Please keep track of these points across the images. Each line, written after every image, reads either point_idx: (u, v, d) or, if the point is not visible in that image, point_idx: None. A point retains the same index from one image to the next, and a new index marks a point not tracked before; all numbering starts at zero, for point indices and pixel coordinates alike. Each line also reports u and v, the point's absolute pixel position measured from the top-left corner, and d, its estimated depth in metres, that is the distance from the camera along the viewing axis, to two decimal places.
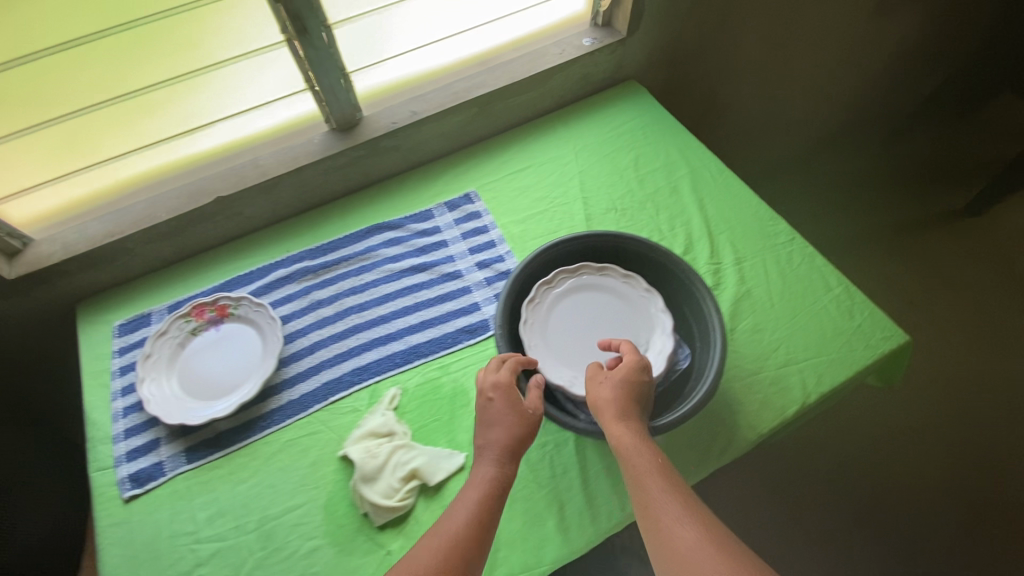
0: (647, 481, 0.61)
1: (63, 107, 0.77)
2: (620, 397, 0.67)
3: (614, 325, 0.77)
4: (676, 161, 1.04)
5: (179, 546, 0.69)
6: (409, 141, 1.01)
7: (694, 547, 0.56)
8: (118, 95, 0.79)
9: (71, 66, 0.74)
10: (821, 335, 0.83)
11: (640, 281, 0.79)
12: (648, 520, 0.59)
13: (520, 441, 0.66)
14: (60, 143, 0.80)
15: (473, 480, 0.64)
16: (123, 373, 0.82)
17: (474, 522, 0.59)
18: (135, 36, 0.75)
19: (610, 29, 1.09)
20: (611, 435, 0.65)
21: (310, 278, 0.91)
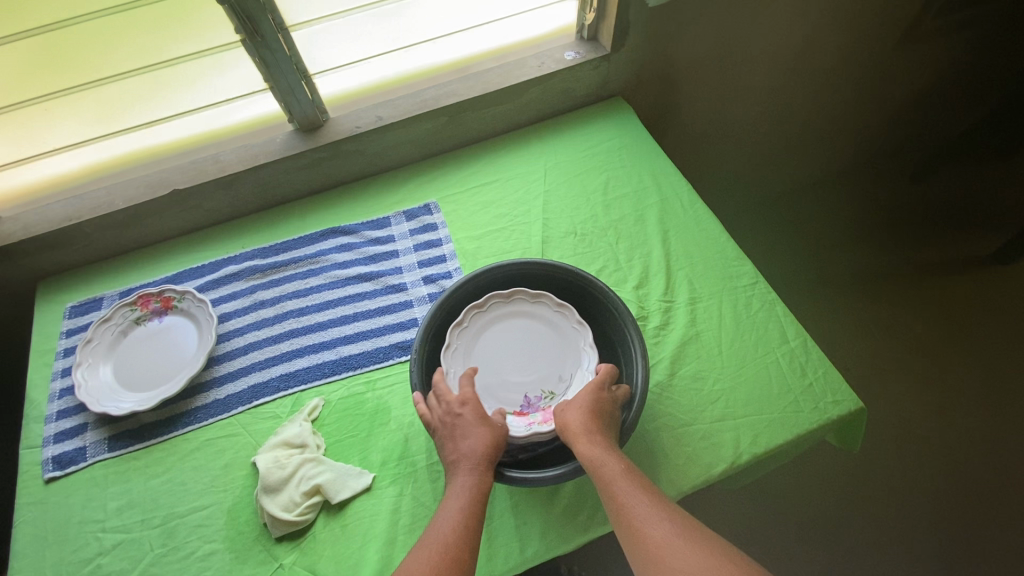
0: (619, 489, 0.60)
1: (22, 92, 0.79)
2: (587, 413, 0.66)
3: (541, 357, 0.75)
4: (648, 187, 0.99)
5: (86, 533, 0.71)
6: (373, 147, 1.00)
7: (673, 546, 0.56)
8: (73, 86, 0.80)
9: (26, 53, 0.75)
10: (766, 391, 0.77)
11: (572, 312, 0.76)
12: (624, 527, 0.59)
13: (498, 447, 0.65)
14: (18, 129, 0.82)
15: (454, 493, 0.62)
16: (66, 355, 0.85)
17: (458, 536, 0.58)
18: (89, 29, 0.76)
19: (595, 44, 1.05)
20: (578, 450, 0.63)
21: (257, 277, 0.92)
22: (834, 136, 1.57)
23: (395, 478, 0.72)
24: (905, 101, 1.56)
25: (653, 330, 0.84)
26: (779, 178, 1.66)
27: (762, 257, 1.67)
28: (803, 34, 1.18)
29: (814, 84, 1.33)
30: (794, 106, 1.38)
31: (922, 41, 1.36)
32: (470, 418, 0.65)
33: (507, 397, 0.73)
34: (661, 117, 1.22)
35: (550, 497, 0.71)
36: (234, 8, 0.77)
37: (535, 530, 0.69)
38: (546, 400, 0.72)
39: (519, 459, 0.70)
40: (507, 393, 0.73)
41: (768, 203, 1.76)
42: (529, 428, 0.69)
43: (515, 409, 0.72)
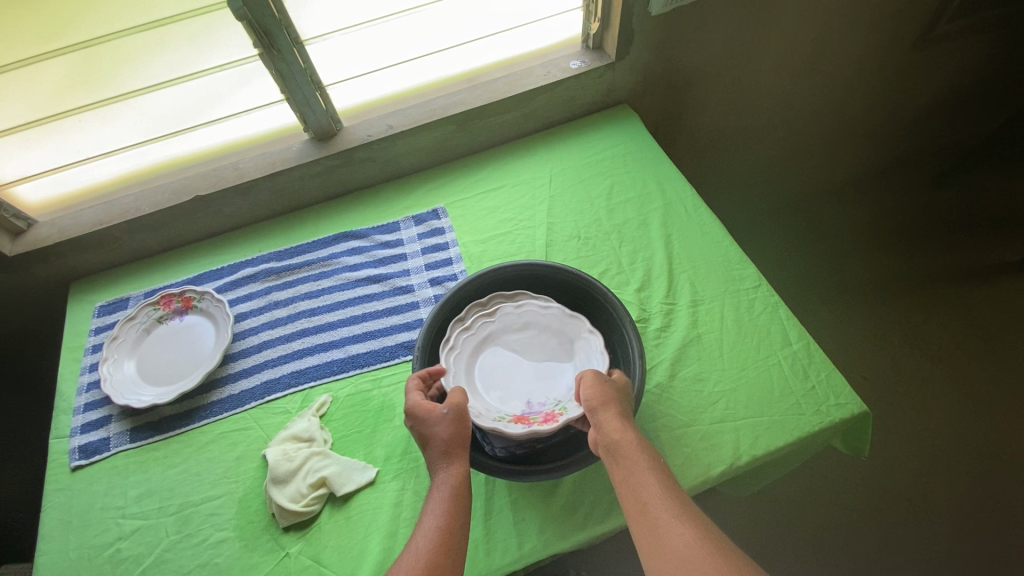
0: (646, 478, 0.62)
1: (54, 105, 0.84)
2: (620, 398, 0.68)
3: (547, 365, 0.77)
4: (652, 193, 1.00)
5: (108, 518, 0.75)
6: (384, 154, 1.04)
7: (692, 543, 0.56)
8: (101, 99, 0.85)
9: (57, 70, 0.81)
10: (767, 393, 0.77)
11: (583, 320, 0.77)
12: (644, 516, 0.59)
13: (457, 437, 0.66)
14: (53, 139, 0.88)
15: (435, 493, 0.64)
16: (94, 351, 0.91)
17: (442, 534, 0.60)
18: (114, 46, 0.80)
19: (600, 53, 1.07)
20: (610, 431, 0.65)
21: (272, 279, 0.97)
22: (849, 141, 1.56)
23: (398, 473, 0.74)
24: (923, 105, 1.53)
25: (654, 332, 0.85)
26: (792, 185, 1.65)
27: (775, 263, 1.66)
28: (813, 39, 1.17)
29: (825, 89, 1.32)
30: (806, 111, 1.37)
31: (939, 44, 1.33)
32: (423, 421, 0.67)
33: (509, 404, 0.73)
34: (668, 125, 1.24)
35: (548, 494, 0.72)
36: (253, 24, 0.81)
37: (533, 526, 0.70)
38: (549, 406, 0.72)
39: (518, 454, 0.71)
40: (509, 399, 0.74)
41: (781, 210, 1.75)
42: (525, 427, 0.68)
43: (516, 412, 0.72)
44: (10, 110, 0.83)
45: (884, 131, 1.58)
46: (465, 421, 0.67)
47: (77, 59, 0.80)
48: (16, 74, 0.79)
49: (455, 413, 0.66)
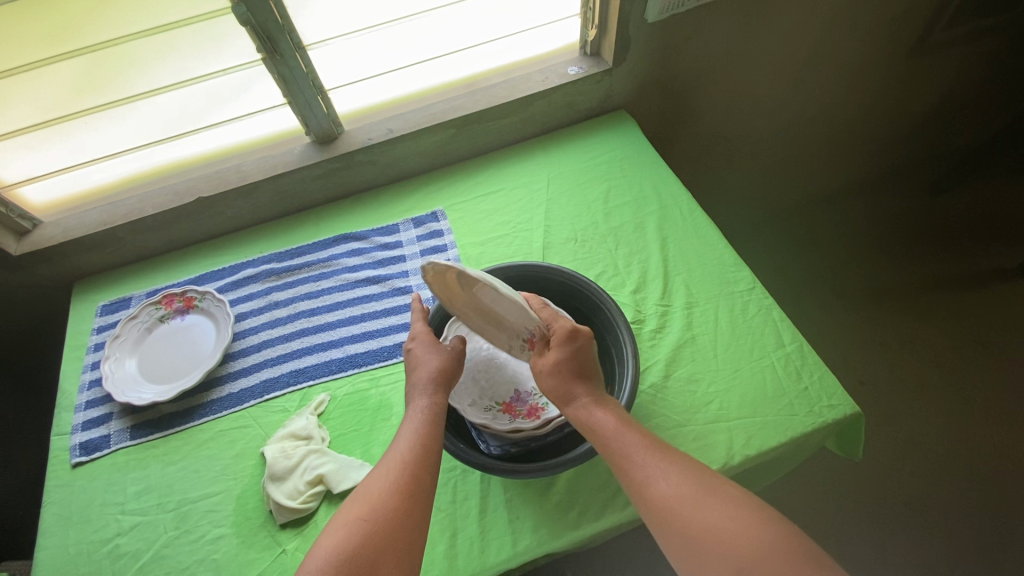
0: (615, 443, 0.62)
1: (62, 107, 0.86)
2: (559, 378, 0.67)
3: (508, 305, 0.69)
4: (648, 196, 1.01)
5: (107, 514, 0.76)
6: (384, 158, 1.05)
7: (682, 497, 0.57)
8: (104, 102, 0.87)
9: (64, 74, 0.82)
10: (760, 394, 0.78)
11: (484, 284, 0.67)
12: (629, 487, 0.60)
13: (446, 371, 0.71)
14: (56, 140, 0.90)
15: (410, 417, 0.67)
16: (97, 349, 0.92)
17: (416, 452, 0.63)
18: (123, 50, 0.82)
19: (598, 59, 1.09)
20: (567, 409, 0.66)
21: (273, 280, 0.98)
22: (845, 147, 1.57)
23: None
24: (920, 111, 1.54)
25: (649, 333, 0.86)
26: (790, 190, 1.66)
27: (773, 268, 1.68)
28: (807, 47, 1.19)
29: (821, 95, 1.34)
30: (802, 117, 1.38)
31: (933, 53, 1.35)
32: (421, 348, 0.73)
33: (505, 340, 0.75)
34: (665, 131, 1.25)
35: (543, 492, 0.73)
36: (256, 28, 0.83)
37: (527, 524, 0.71)
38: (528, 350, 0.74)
39: (513, 453, 0.71)
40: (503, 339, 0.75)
41: (779, 216, 1.76)
42: (538, 420, 0.72)
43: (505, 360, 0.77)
44: (15, 112, 0.84)
45: (881, 137, 1.59)
46: (458, 361, 0.73)
47: (83, 62, 0.82)
48: (21, 76, 0.81)
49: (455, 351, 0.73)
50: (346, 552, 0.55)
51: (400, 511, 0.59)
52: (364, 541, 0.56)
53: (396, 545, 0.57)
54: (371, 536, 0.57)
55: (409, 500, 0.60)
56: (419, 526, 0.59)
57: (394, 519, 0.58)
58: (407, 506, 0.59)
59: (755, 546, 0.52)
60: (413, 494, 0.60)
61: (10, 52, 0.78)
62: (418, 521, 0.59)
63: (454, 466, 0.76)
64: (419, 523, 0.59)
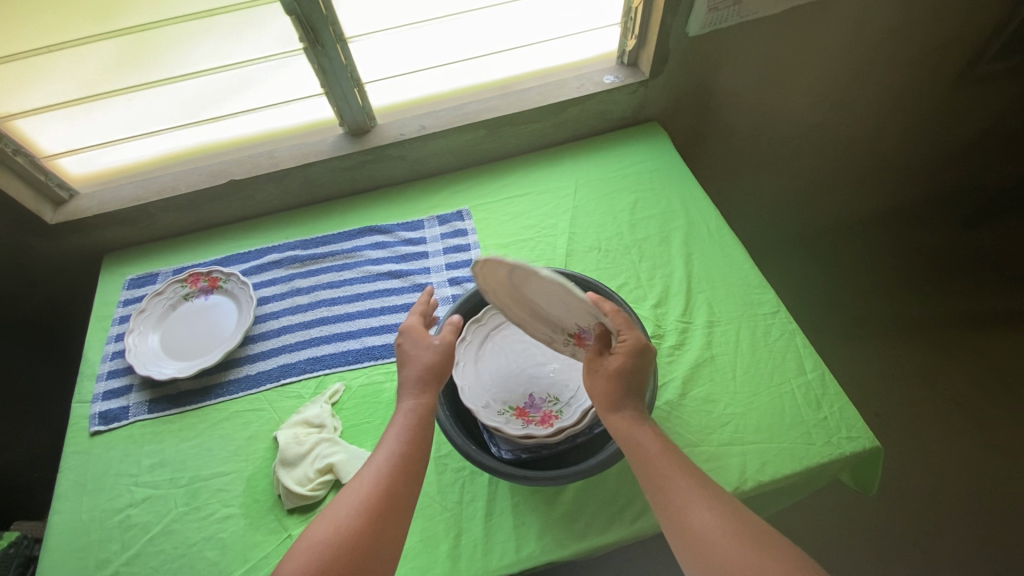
0: (654, 463, 0.61)
1: (101, 83, 0.88)
2: (616, 385, 0.65)
3: (563, 305, 0.65)
4: (676, 210, 1.00)
5: (121, 484, 0.78)
6: (414, 154, 1.06)
7: (720, 533, 0.56)
8: (144, 82, 0.89)
9: (106, 53, 0.84)
10: (777, 420, 0.77)
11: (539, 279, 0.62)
12: (664, 509, 0.59)
13: (436, 369, 0.69)
14: (96, 115, 0.92)
15: (395, 421, 0.66)
16: (121, 322, 0.93)
17: (395, 463, 0.62)
18: (165, 33, 0.84)
19: (635, 70, 1.08)
20: (611, 416, 0.65)
21: (297, 266, 0.99)
22: (879, 175, 1.54)
23: None
24: (960, 141, 1.50)
25: (668, 349, 0.85)
26: (818, 213, 1.63)
27: (794, 291, 1.65)
28: (848, 71, 1.17)
29: (859, 118, 1.31)
30: (837, 140, 1.36)
31: (979, 84, 1.32)
32: (411, 342, 0.71)
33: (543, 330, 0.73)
34: (697, 146, 1.24)
35: (551, 500, 0.73)
36: (301, 19, 0.85)
37: (532, 531, 0.71)
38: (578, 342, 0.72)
39: (524, 459, 0.71)
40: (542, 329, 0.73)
41: (807, 240, 1.73)
42: (551, 428, 0.71)
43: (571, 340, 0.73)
44: (59, 85, 0.87)
45: (917, 166, 1.56)
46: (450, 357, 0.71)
47: (125, 41, 0.83)
48: (67, 53, 0.83)
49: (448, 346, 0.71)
50: (316, 566, 0.55)
51: (371, 528, 0.58)
52: (332, 556, 0.56)
53: (366, 561, 0.57)
54: (340, 554, 0.56)
55: (381, 515, 0.59)
56: (391, 543, 0.59)
57: (364, 536, 0.58)
58: (377, 523, 0.58)
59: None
60: (386, 508, 0.59)
61: (59, 29, 0.80)
62: (389, 540, 0.58)
63: (463, 466, 0.77)
64: (390, 539, 0.58)
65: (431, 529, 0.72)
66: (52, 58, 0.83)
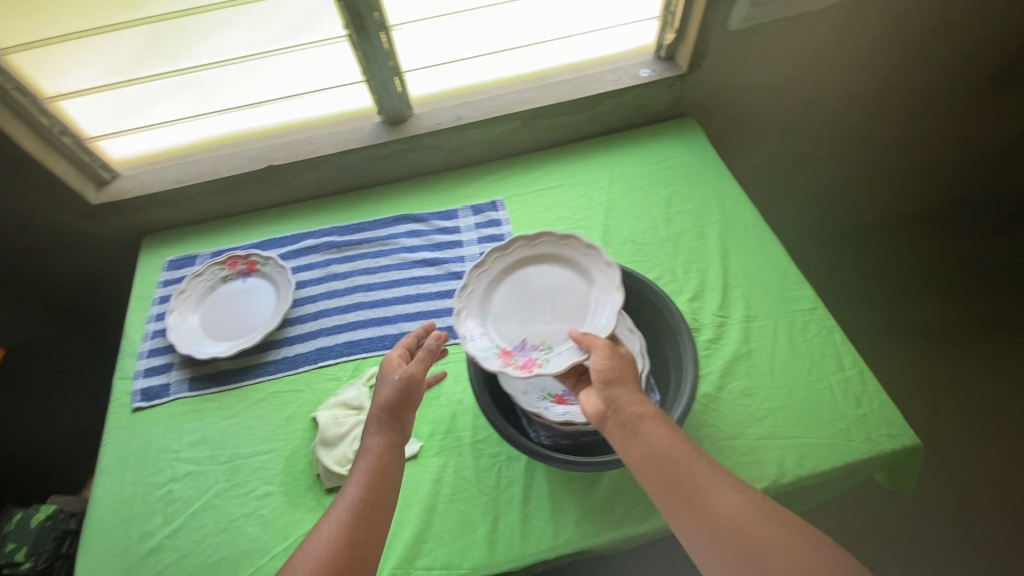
0: (668, 452, 0.61)
1: (136, 69, 0.89)
2: (623, 372, 0.66)
3: (577, 299, 0.76)
4: (711, 205, 1.00)
5: (163, 460, 0.79)
6: (450, 143, 1.06)
7: (745, 516, 0.57)
8: (180, 68, 0.91)
9: (141, 38, 0.86)
10: (815, 416, 0.77)
11: (597, 256, 0.77)
12: (687, 499, 0.58)
13: (395, 405, 0.68)
14: (133, 102, 0.94)
15: (360, 460, 0.66)
16: (161, 302, 0.95)
17: (360, 504, 0.62)
18: (200, 20, 0.86)
19: (672, 63, 1.08)
20: (620, 408, 0.64)
21: (333, 252, 1.00)
22: (909, 177, 1.53)
23: (440, 450, 0.79)
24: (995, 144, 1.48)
25: (704, 343, 0.85)
26: (846, 214, 1.62)
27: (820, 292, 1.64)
28: (886, 69, 1.16)
29: (894, 118, 1.30)
30: (871, 140, 1.34)
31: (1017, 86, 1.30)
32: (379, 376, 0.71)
33: (506, 333, 0.74)
34: (729, 143, 1.23)
35: (588, 487, 0.73)
36: (348, 6, 0.86)
37: (569, 517, 0.71)
38: (538, 351, 0.72)
39: (562, 445, 0.72)
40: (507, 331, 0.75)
41: (837, 239, 1.70)
42: None
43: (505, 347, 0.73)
44: (99, 72, 0.89)
45: (949, 169, 1.54)
46: (411, 391, 0.69)
47: (156, 26, 0.85)
48: (104, 39, 0.85)
49: (408, 381, 0.69)
50: None
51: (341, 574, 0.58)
52: None
53: None
54: None
55: (351, 559, 0.59)
56: None
57: None
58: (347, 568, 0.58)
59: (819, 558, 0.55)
60: (355, 552, 0.59)
61: (96, 16, 0.82)
62: None
63: (499, 452, 0.77)
64: None
65: (468, 512, 0.73)
66: (90, 44, 0.85)
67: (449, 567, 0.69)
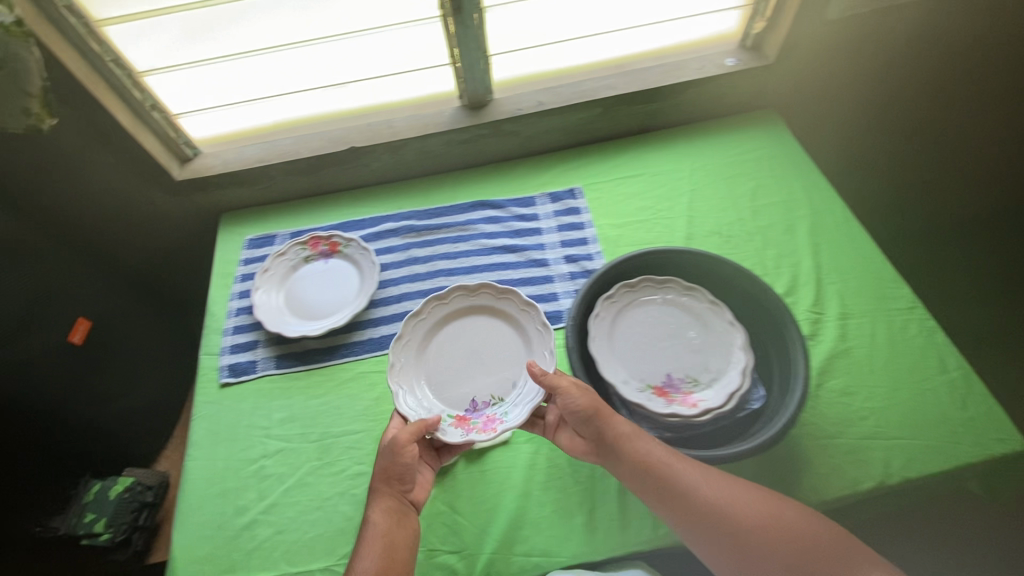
0: (646, 455, 0.63)
1: (214, 49, 0.89)
2: (592, 395, 0.67)
3: (507, 345, 0.78)
4: (799, 199, 0.97)
5: (254, 436, 0.79)
6: (529, 130, 1.05)
7: (728, 500, 0.61)
8: (260, 50, 0.90)
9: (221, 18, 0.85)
10: (920, 418, 0.74)
11: (516, 299, 0.79)
12: (675, 498, 0.61)
13: (392, 473, 0.67)
14: (213, 83, 0.93)
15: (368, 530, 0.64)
16: (244, 280, 0.95)
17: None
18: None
19: (757, 54, 1.05)
20: (595, 419, 0.66)
21: (412, 236, 0.99)
22: None
23: (531, 437, 0.78)
24: None
25: None
26: None
27: None
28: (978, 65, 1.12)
29: None
30: None
31: None
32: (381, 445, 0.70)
33: (452, 396, 0.74)
34: (806, 136, 1.20)
35: None
36: None
37: None
38: (491, 406, 0.73)
39: (667, 437, 0.70)
40: (452, 393, 0.75)
41: None
42: (695, 408, 0.69)
43: (459, 413, 0.73)
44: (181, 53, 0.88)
45: None
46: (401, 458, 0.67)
47: (250, 6, 0.84)
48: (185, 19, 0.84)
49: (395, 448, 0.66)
50: None
51: None
52: None
53: None
54: None
55: None
56: None
57: None
58: None
59: (817, 541, 0.58)
60: None
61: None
62: None
63: None
64: None
65: (564, 501, 0.72)
66: (173, 25, 0.84)
67: (546, 555, 0.68)
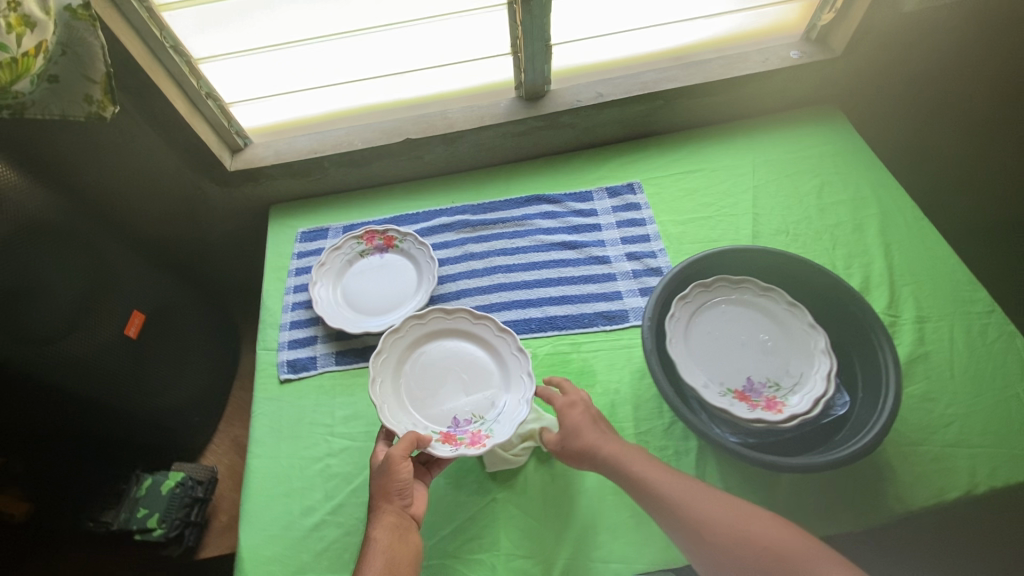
0: (637, 471, 0.62)
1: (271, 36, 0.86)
2: (586, 419, 0.68)
3: (483, 366, 0.76)
4: (867, 198, 0.95)
5: (317, 434, 0.77)
6: (586, 122, 1.02)
7: (723, 519, 0.56)
8: (317, 37, 0.87)
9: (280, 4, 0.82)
10: (1007, 425, 0.72)
11: (491, 324, 0.77)
12: (667, 516, 0.58)
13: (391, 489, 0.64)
14: (267, 71, 0.91)
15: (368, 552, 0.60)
16: (298, 274, 0.93)
17: None
18: None
19: (823, 46, 1.02)
20: (584, 438, 0.66)
21: (467, 231, 0.97)
22: None
23: None
24: None
25: None
26: None
27: None
28: None
29: None
30: None
31: None
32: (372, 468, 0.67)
33: (434, 417, 0.72)
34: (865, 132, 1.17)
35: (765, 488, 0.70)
36: None
37: None
38: (474, 424, 0.71)
39: (751, 442, 0.68)
40: (434, 414, 0.72)
41: None
42: (781, 414, 0.67)
43: (442, 430, 0.71)
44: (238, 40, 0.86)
45: None
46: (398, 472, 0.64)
47: None
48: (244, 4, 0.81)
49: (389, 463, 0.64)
50: None
51: None
52: None
53: None
54: None
55: None
56: None
57: None
58: None
59: (816, 559, 0.53)
60: None
61: None
62: None
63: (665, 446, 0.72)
64: None
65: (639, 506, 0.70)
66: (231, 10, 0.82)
67: (624, 561, 0.66)
